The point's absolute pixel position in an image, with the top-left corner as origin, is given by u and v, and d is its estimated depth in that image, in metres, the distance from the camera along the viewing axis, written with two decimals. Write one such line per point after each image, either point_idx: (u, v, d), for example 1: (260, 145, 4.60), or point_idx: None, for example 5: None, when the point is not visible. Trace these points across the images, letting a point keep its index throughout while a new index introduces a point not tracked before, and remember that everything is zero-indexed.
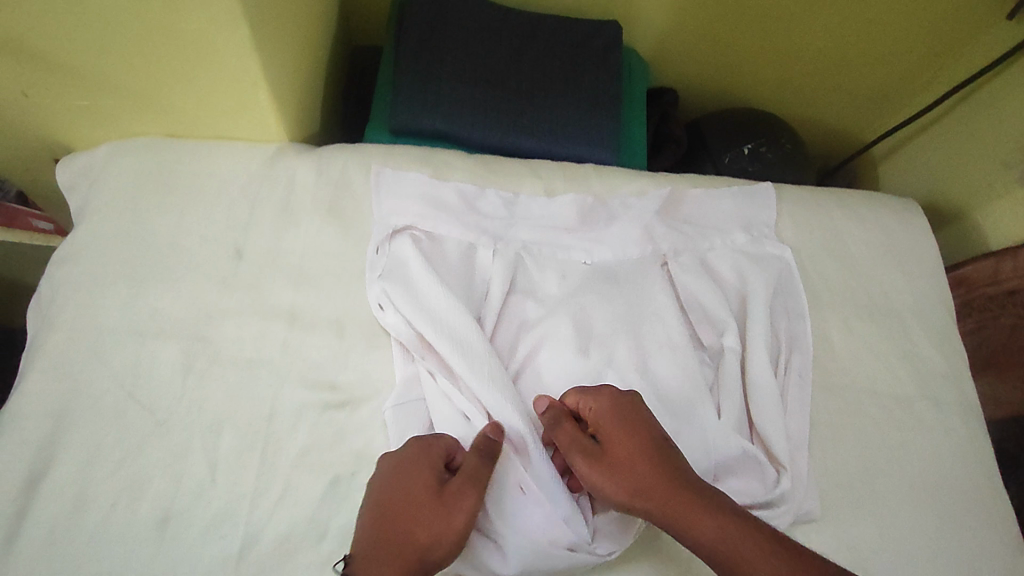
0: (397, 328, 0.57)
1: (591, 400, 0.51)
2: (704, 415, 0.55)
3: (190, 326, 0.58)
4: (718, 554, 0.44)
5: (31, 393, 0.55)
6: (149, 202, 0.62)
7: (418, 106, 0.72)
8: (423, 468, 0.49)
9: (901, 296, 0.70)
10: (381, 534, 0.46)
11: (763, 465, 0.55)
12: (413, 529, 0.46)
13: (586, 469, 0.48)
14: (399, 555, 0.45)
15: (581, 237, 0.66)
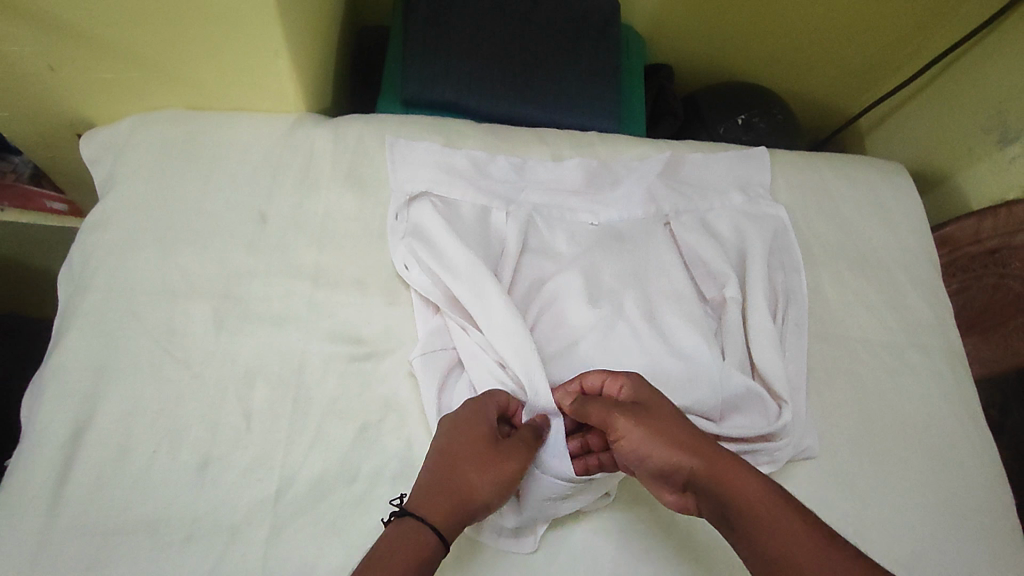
0: (420, 283, 0.61)
1: (621, 379, 0.52)
2: (712, 360, 0.59)
3: (220, 286, 0.60)
4: (764, 512, 0.44)
5: (72, 350, 0.57)
6: (176, 172, 0.64)
7: (428, 78, 0.75)
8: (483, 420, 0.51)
9: (889, 250, 0.74)
10: (440, 476, 0.48)
11: (766, 401, 0.59)
12: (475, 477, 0.48)
13: (634, 428, 0.48)
14: (458, 498, 0.47)
15: (588, 198, 0.69)
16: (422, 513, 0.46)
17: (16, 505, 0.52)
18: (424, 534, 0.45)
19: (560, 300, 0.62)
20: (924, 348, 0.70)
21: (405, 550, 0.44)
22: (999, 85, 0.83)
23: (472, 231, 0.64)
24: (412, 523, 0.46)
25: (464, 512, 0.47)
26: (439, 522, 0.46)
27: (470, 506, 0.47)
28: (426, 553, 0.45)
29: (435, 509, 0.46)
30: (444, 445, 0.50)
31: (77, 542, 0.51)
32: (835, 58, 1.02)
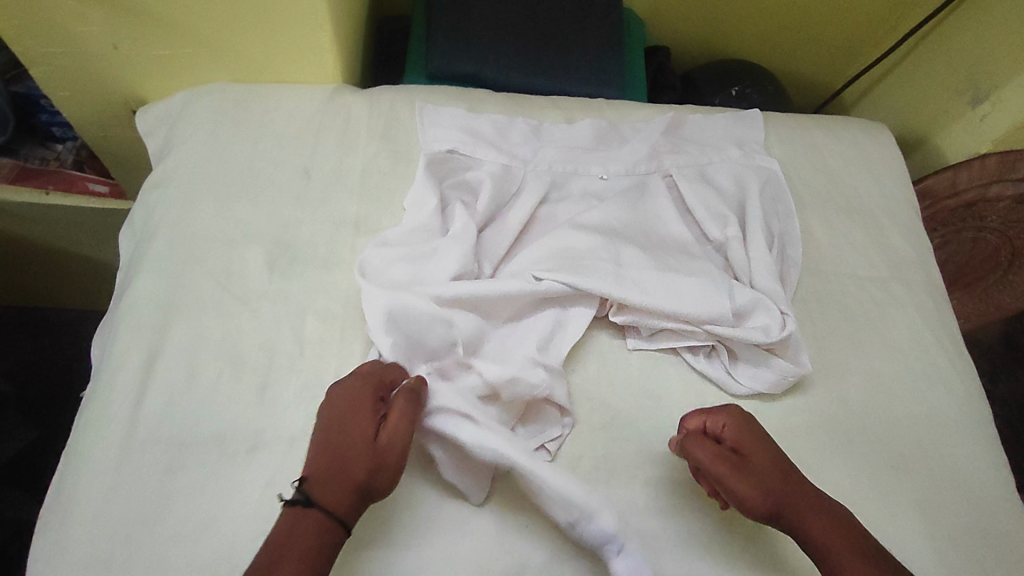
0: (428, 225, 0.65)
1: (724, 418, 0.58)
2: (714, 276, 0.65)
3: (271, 233, 0.66)
4: (823, 548, 0.53)
5: (140, 290, 0.62)
6: (227, 136, 0.71)
7: (450, 54, 0.83)
8: (359, 400, 0.52)
9: (873, 197, 0.81)
10: (327, 461, 0.49)
11: (771, 302, 0.64)
12: (361, 464, 0.49)
13: (730, 476, 0.54)
14: (354, 481, 0.49)
15: (598, 154, 0.76)
16: (315, 498, 0.48)
17: (97, 425, 0.56)
18: (324, 517, 0.47)
19: (557, 234, 0.67)
20: (910, 282, 0.76)
21: (304, 534, 0.46)
22: (965, 52, 0.92)
23: (492, 182, 0.70)
24: (310, 511, 0.47)
25: (361, 496, 0.49)
26: (337, 505, 0.48)
27: (365, 488, 0.49)
28: (331, 535, 0.47)
29: (328, 493, 0.48)
30: (324, 425, 0.51)
31: (154, 455, 0.55)
32: (818, 39, 1.10)
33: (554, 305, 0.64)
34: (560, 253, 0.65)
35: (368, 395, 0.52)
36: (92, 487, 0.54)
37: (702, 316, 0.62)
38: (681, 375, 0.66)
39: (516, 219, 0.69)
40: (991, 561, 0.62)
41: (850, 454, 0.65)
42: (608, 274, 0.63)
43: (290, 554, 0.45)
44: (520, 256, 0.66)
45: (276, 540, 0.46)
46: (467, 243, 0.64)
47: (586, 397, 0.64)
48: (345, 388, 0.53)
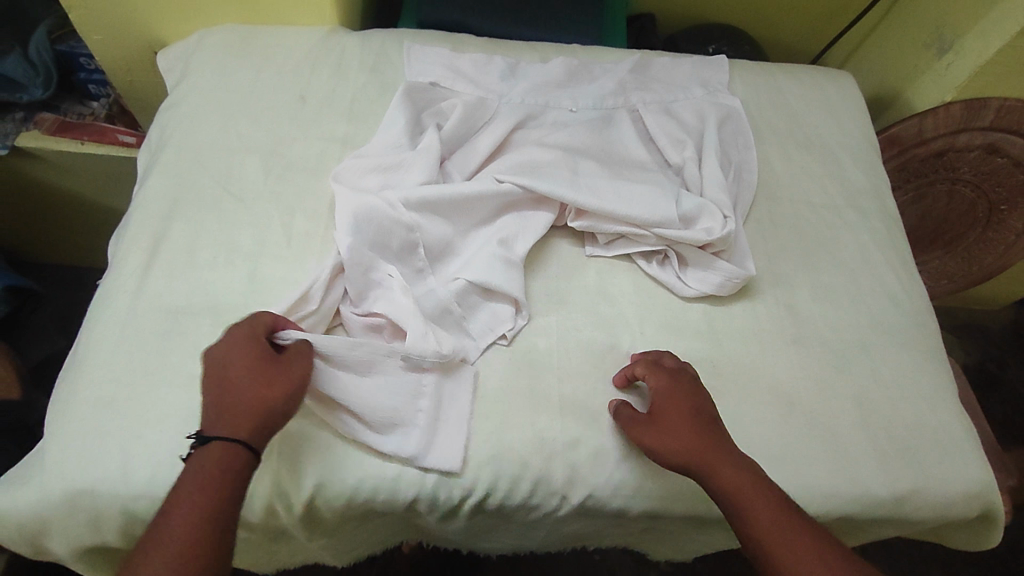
0: (400, 142, 0.72)
1: (654, 379, 0.61)
2: (666, 185, 0.70)
3: (267, 145, 0.74)
4: (737, 511, 0.54)
5: (152, 189, 0.70)
6: (234, 66, 0.80)
7: (440, 5, 0.92)
8: (240, 349, 0.54)
9: (832, 135, 0.86)
10: (222, 401, 0.52)
11: (717, 208, 0.69)
12: (257, 391, 0.52)
13: (642, 435, 0.59)
14: (252, 410, 0.51)
15: (569, 88, 0.82)
16: (215, 433, 0.50)
17: (109, 296, 0.64)
18: (225, 447, 0.49)
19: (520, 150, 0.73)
20: (864, 208, 0.80)
21: (207, 465, 0.49)
22: (931, 9, 0.96)
23: (467, 106, 0.76)
24: (210, 445, 0.50)
25: (262, 423, 0.51)
26: (239, 431, 0.50)
27: (264, 416, 0.52)
28: (235, 460, 0.50)
29: (227, 427, 0.50)
30: (210, 375, 0.53)
31: (155, 322, 0.63)
32: (800, 7, 1.14)
33: (516, 210, 0.71)
34: (524, 165, 0.71)
35: (250, 342, 0.54)
36: (101, 345, 0.61)
37: (651, 221, 0.67)
38: (636, 279, 0.71)
39: (486, 140, 0.75)
40: (925, 453, 0.65)
41: (796, 351, 0.69)
42: (566, 182, 0.69)
43: (193, 490, 0.48)
44: (489, 167, 0.72)
45: (180, 480, 0.48)
46: (430, 158, 0.70)
47: (544, 294, 0.69)
48: (220, 344, 0.54)
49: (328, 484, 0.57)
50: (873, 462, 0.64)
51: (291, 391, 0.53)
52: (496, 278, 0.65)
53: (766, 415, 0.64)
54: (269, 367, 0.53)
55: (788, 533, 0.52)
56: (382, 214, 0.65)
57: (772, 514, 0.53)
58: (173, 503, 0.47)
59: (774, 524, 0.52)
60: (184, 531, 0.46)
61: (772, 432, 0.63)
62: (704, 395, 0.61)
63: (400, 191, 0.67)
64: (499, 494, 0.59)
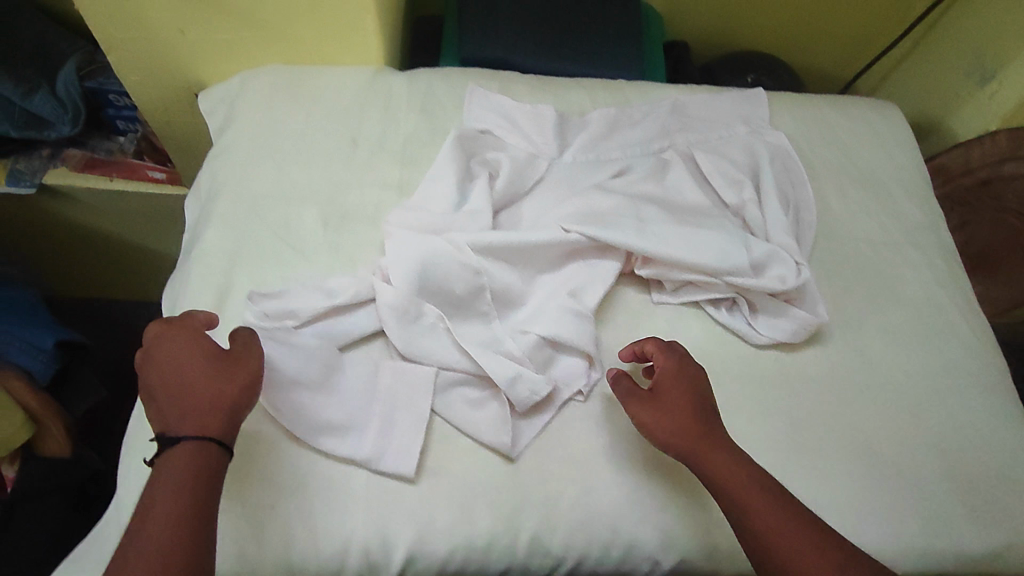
0: (453, 191, 0.71)
1: (660, 358, 0.62)
2: (735, 231, 0.70)
3: (324, 195, 0.72)
4: (725, 490, 0.55)
5: (208, 243, 0.69)
6: (282, 111, 0.78)
7: (483, 42, 0.91)
8: (181, 349, 0.54)
9: (886, 168, 0.85)
10: (175, 404, 0.52)
11: (787, 254, 0.69)
12: (210, 385, 0.52)
13: (640, 410, 0.59)
14: (213, 406, 0.51)
15: (616, 134, 0.81)
16: (181, 435, 0.50)
17: None
18: (193, 448, 0.49)
19: (575, 199, 0.72)
20: (923, 245, 0.79)
21: (179, 467, 0.48)
22: (972, 38, 0.96)
23: (514, 159, 0.75)
24: (177, 448, 0.49)
25: (225, 413, 0.52)
26: (203, 430, 0.50)
27: (225, 405, 0.52)
28: (208, 457, 0.50)
29: (193, 426, 0.50)
30: (156, 380, 0.53)
31: None
32: (834, 32, 1.13)
33: (582, 258, 0.70)
34: (587, 213, 0.70)
35: (189, 340, 0.55)
36: None
37: (722, 269, 0.67)
38: (704, 326, 0.70)
39: (543, 188, 0.75)
40: (1007, 503, 0.64)
41: (869, 399, 0.68)
42: (633, 232, 0.68)
43: (168, 492, 0.47)
44: (552, 214, 0.71)
45: (149, 488, 0.48)
46: (486, 214, 0.69)
47: (614, 345, 0.68)
48: (159, 348, 0.54)
49: (418, 556, 0.57)
50: (958, 514, 0.63)
51: (247, 385, 0.53)
52: (569, 332, 0.64)
53: (846, 467, 0.64)
54: (218, 361, 0.54)
55: (774, 517, 0.53)
56: (448, 260, 0.64)
57: (759, 496, 0.54)
58: (151, 506, 0.47)
59: (760, 507, 0.53)
60: (157, 535, 0.45)
61: (854, 487, 0.63)
62: (705, 379, 0.61)
63: (466, 235, 0.66)
64: (588, 558, 0.59)
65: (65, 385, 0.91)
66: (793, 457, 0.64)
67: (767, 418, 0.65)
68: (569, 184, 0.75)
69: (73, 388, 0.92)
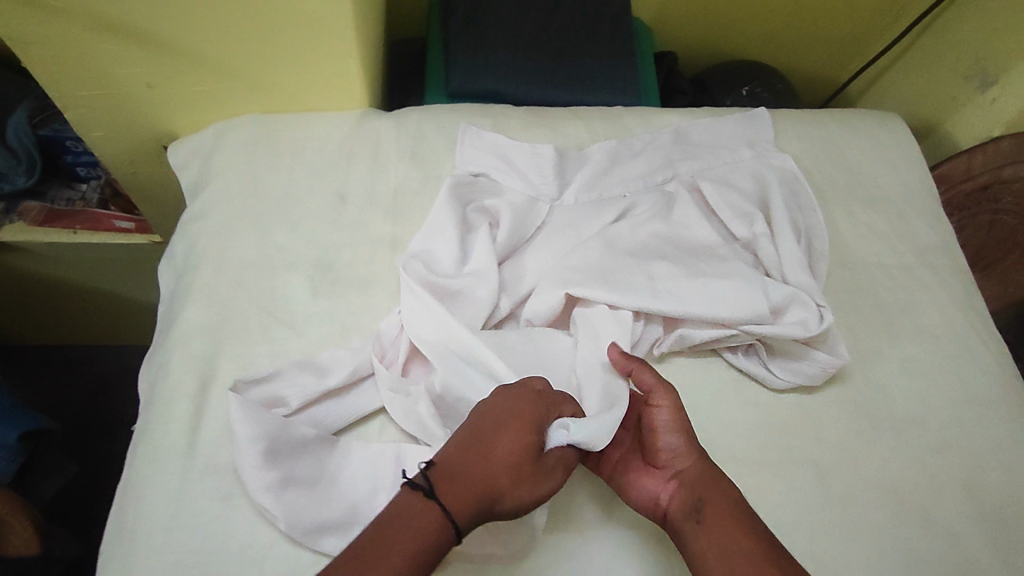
0: (451, 249, 0.66)
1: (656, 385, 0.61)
2: (752, 275, 0.67)
3: (311, 259, 0.67)
4: (734, 510, 0.52)
5: (188, 320, 0.63)
6: (260, 165, 0.73)
7: (470, 74, 0.87)
8: (519, 426, 0.50)
9: (892, 187, 0.82)
10: (467, 466, 0.49)
11: (806, 296, 0.67)
12: (505, 481, 0.49)
13: (673, 405, 0.56)
14: (483, 496, 0.48)
15: (617, 171, 0.77)
16: (445, 495, 0.47)
17: (155, 457, 0.57)
18: (438, 519, 0.46)
19: (587, 248, 0.69)
20: (935, 267, 0.77)
21: (418, 528, 0.46)
22: (968, 42, 0.94)
23: (514, 207, 0.70)
24: (430, 505, 0.47)
25: (482, 509, 0.49)
26: (459, 510, 0.47)
27: (489, 504, 0.49)
28: (441, 536, 0.46)
29: (460, 502, 0.47)
30: (473, 425, 0.51)
31: (213, 483, 0.56)
32: (824, 35, 1.11)
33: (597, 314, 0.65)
34: (596, 268, 0.67)
35: (531, 422, 0.51)
36: (156, 519, 0.54)
37: (741, 318, 0.64)
38: (720, 374, 0.67)
39: (542, 239, 0.71)
40: None
41: (893, 441, 0.66)
42: (646, 289, 0.66)
43: (403, 550, 0.44)
44: (556, 271, 0.67)
45: (384, 523, 0.46)
46: (488, 272, 0.65)
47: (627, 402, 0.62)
48: (500, 405, 0.51)
49: None
50: (990, 558, 0.61)
51: (518, 506, 0.50)
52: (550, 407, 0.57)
53: (875, 515, 0.62)
54: (528, 467, 0.50)
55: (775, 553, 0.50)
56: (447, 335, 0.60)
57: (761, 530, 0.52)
58: (380, 549, 0.44)
59: (763, 538, 0.51)
60: None
61: (884, 539, 0.61)
62: None
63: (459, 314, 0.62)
64: None
65: (31, 471, 0.88)
66: (821, 510, 0.61)
67: (792, 469, 0.63)
68: (571, 231, 0.72)
69: (40, 471, 0.89)
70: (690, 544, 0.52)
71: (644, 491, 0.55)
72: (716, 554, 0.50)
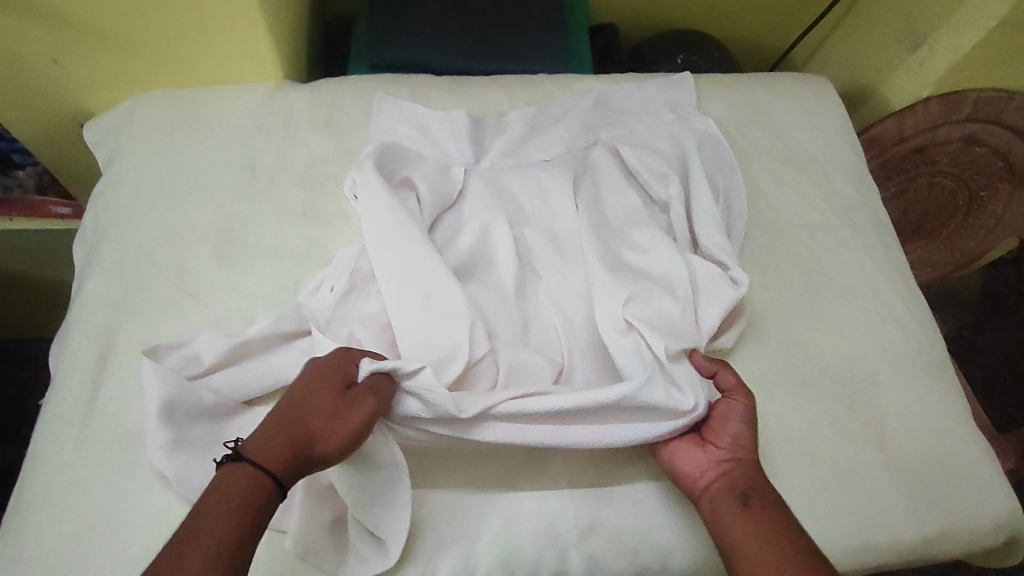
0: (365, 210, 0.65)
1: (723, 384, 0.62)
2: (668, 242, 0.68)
3: (220, 229, 0.67)
4: (780, 508, 0.52)
5: (93, 293, 0.63)
6: (172, 139, 0.72)
7: (392, 47, 0.87)
8: (315, 374, 0.51)
9: (816, 147, 0.82)
10: (271, 420, 0.48)
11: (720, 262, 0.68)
12: (312, 421, 0.48)
13: (745, 403, 0.58)
14: (295, 441, 0.47)
15: (536, 143, 0.76)
16: (251, 451, 0.46)
17: (52, 426, 0.57)
18: (247, 476, 0.44)
19: (497, 230, 0.68)
20: (856, 225, 0.77)
21: (227, 489, 0.44)
22: (898, 4, 0.93)
23: (427, 175, 0.70)
24: (241, 467, 0.45)
25: (300, 459, 0.47)
26: (272, 460, 0.45)
27: (307, 453, 0.47)
28: (254, 490, 0.44)
29: (271, 453, 0.46)
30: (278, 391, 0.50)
31: (109, 450, 0.55)
32: (763, 4, 1.11)
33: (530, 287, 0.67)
34: (524, 249, 0.68)
35: (327, 367, 0.51)
36: (48, 486, 0.54)
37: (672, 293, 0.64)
38: None
39: (459, 208, 0.71)
40: (944, 487, 0.63)
41: (805, 395, 0.65)
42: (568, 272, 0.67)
43: (210, 514, 0.42)
44: (494, 251, 0.67)
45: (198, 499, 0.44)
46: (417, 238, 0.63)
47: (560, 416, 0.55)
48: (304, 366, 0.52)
49: None
50: (895, 505, 0.62)
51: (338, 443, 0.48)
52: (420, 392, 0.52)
53: (783, 467, 0.62)
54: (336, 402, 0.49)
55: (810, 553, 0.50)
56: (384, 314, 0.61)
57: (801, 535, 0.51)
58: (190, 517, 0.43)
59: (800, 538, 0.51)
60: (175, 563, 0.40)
61: (790, 489, 0.61)
62: None
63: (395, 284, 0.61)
64: None
65: None
66: None
67: None
68: (489, 196, 0.70)
69: None
70: (728, 523, 0.52)
71: (693, 469, 0.56)
72: (750, 536, 0.51)
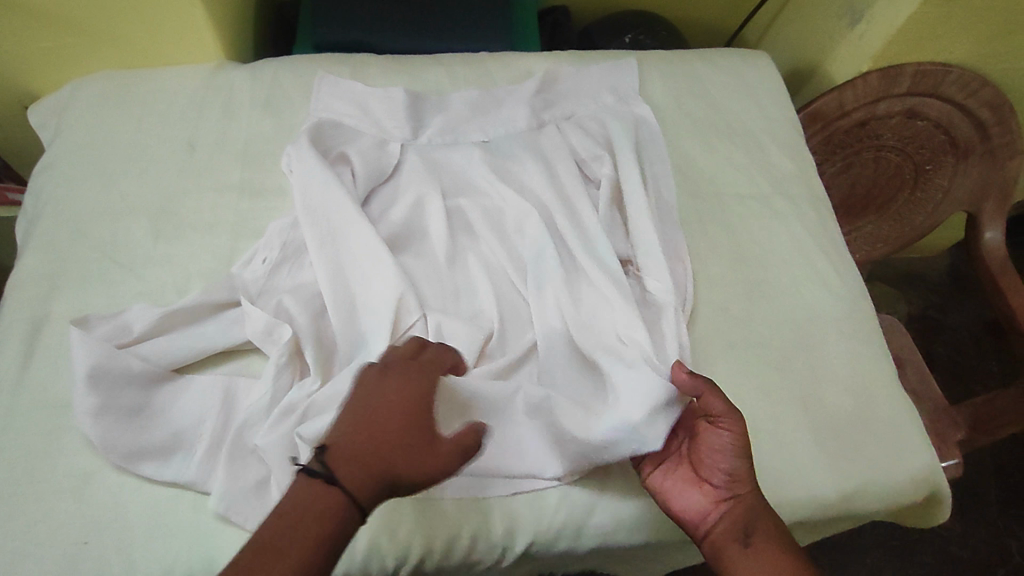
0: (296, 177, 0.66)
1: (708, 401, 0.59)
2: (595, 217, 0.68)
3: (157, 205, 0.68)
4: (781, 541, 0.54)
5: (29, 268, 0.64)
6: (112, 118, 0.73)
7: (336, 27, 0.87)
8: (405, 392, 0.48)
9: (753, 120, 0.84)
10: (366, 440, 0.45)
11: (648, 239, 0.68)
12: (403, 449, 0.45)
13: (736, 435, 0.55)
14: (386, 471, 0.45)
15: (478, 121, 0.77)
16: (342, 476, 0.44)
17: None
18: (335, 504, 0.43)
19: (429, 202, 0.69)
20: (789, 195, 0.79)
21: (315, 515, 0.43)
22: None
23: (362, 151, 0.71)
24: (332, 493, 0.44)
25: (385, 487, 0.45)
26: (361, 489, 0.44)
27: (396, 483, 0.45)
28: (332, 522, 0.43)
29: (360, 481, 0.44)
30: (361, 399, 0.48)
31: (39, 417, 0.57)
32: None
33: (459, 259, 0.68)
34: (455, 223, 0.69)
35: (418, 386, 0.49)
36: None
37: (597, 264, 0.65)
38: None
39: (393, 182, 0.71)
40: (863, 445, 0.65)
41: (731, 361, 0.67)
42: (496, 250, 0.68)
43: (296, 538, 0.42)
44: (427, 227, 0.69)
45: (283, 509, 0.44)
46: (345, 211, 0.64)
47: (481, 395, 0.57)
48: (397, 375, 0.49)
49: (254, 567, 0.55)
50: (814, 463, 0.63)
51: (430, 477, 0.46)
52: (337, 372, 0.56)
53: None
54: (427, 431, 0.47)
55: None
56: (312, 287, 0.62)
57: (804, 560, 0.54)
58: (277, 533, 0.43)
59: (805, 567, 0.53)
60: None
61: None
62: None
63: (326, 259, 0.62)
64: (437, 555, 0.57)
65: None
66: None
67: None
68: (424, 169, 0.71)
69: None
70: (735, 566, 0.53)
71: (693, 508, 0.56)
72: None
